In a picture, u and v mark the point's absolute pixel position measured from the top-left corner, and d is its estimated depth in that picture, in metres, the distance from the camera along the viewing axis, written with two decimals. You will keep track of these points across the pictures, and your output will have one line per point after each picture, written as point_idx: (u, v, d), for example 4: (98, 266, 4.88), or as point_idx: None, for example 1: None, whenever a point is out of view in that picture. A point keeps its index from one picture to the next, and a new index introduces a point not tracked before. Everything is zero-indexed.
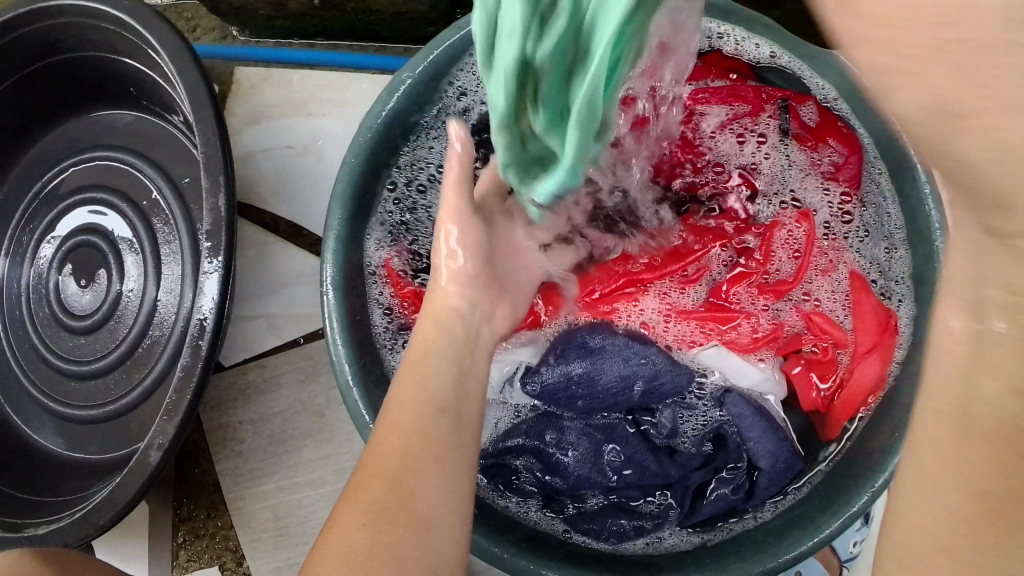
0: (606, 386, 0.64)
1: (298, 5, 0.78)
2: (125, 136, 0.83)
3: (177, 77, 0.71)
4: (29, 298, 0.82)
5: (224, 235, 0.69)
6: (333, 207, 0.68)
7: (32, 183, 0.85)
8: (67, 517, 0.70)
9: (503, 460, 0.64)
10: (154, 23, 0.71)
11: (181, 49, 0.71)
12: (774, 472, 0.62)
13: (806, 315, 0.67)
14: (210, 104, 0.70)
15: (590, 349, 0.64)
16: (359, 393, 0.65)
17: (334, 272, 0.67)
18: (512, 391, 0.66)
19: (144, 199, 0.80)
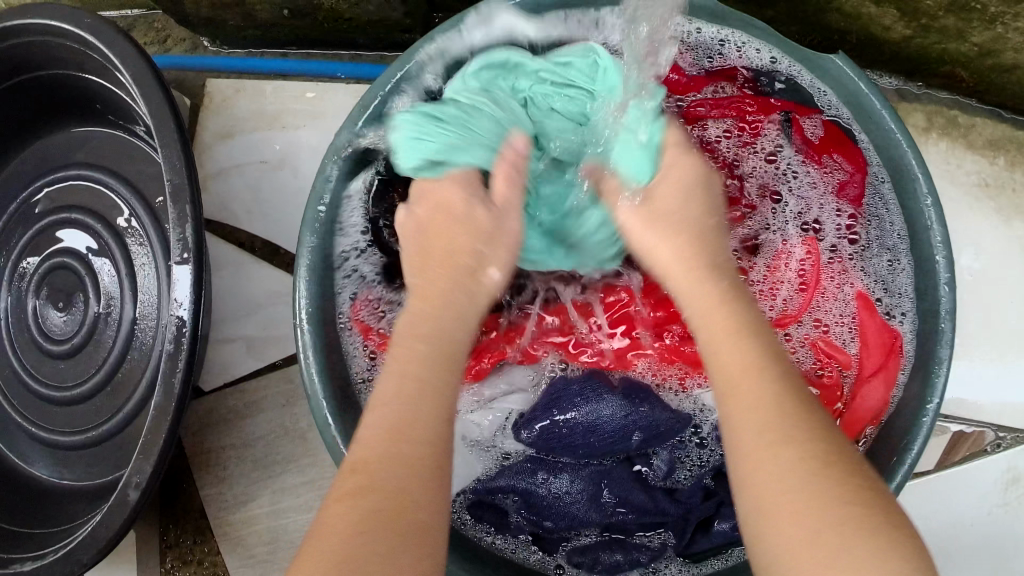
0: (604, 436, 0.61)
1: (268, 15, 0.75)
2: (97, 152, 0.81)
3: (141, 100, 0.68)
4: (8, 321, 0.81)
5: (195, 264, 0.67)
6: (304, 235, 0.65)
7: (5, 202, 0.83)
8: (52, 552, 0.69)
9: (489, 499, 0.62)
10: (116, 44, 0.68)
11: (144, 71, 0.68)
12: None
13: (810, 341, 0.65)
14: (176, 129, 0.68)
15: (586, 396, 0.62)
16: (336, 427, 0.63)
17: (308, 302, 0.65)
18: (504, 439, 0.63)
19: (118, 220, 0.79)
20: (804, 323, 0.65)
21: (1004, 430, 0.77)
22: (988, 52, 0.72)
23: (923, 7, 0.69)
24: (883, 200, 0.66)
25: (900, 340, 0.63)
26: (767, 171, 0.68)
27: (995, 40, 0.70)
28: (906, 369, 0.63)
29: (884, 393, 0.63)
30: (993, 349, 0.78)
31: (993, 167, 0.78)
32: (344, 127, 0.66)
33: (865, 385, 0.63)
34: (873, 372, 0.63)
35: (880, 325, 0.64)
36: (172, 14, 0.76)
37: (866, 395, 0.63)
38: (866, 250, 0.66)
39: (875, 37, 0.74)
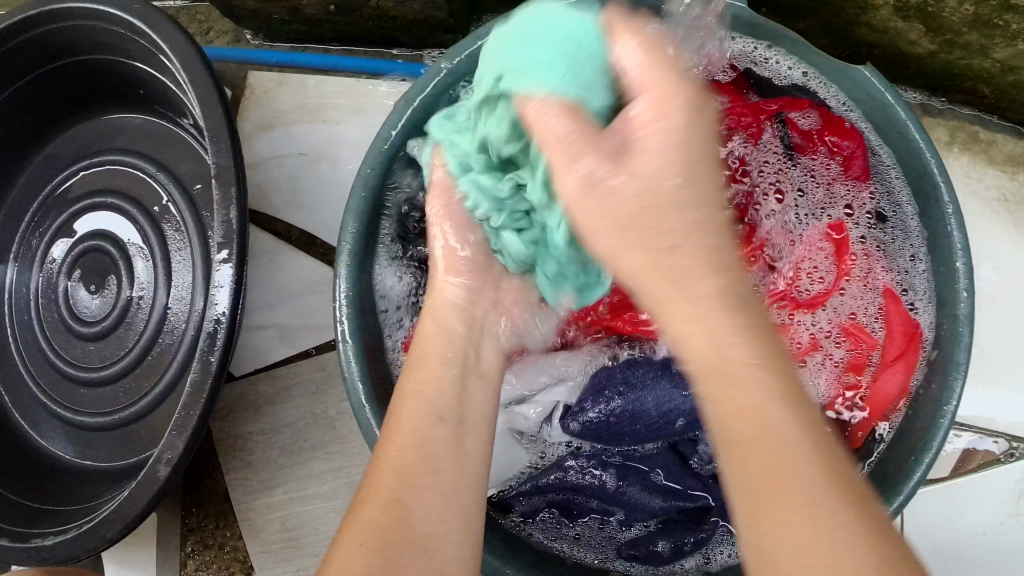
0: (649, 421, 0.61)
1: (313, 10, 0.77)
2: (136, 139, 0.82)
3: (188, 84, 0.69)
4: (38, 301, 0.81)
5: (237, 244, 0.68)
6: (347, 218, 0.66)
7: (41, 185, 0.84)
8: (74, 528, 0.69)
9: (525, 500, 0.63)
10: (167, 29, 0.70)
11: (193, 55, 0.70)
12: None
13: (839, 323, 0.68)
14: (223, 112, 0.69)
15: (631, 384, 0.62)
16: (370, 412, 0.64)
17: (348, 287, 0.66)
18: (550, 428, 0.64)
19: (155, 205, 0.80)
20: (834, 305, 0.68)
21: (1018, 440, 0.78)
22: (1010, 69, 0.74)
23: (950, 22, 0.71)
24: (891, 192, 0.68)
25: (924, 332, 0.64)
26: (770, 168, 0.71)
27: (1017, 57, 0.73)
28: (927, 357, 0.63)
29: (902, 381, 0.64)
30: (1010, 361, 0.80)
31: (1012, 183, 0.80)
32: (391, 119, 0.68)
33: (886, 370, 0.65)
34: (894, 359, 0.65)
35: (904, 314, 0.65)
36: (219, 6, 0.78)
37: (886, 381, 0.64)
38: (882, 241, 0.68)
39: (902, 51, 0.77)
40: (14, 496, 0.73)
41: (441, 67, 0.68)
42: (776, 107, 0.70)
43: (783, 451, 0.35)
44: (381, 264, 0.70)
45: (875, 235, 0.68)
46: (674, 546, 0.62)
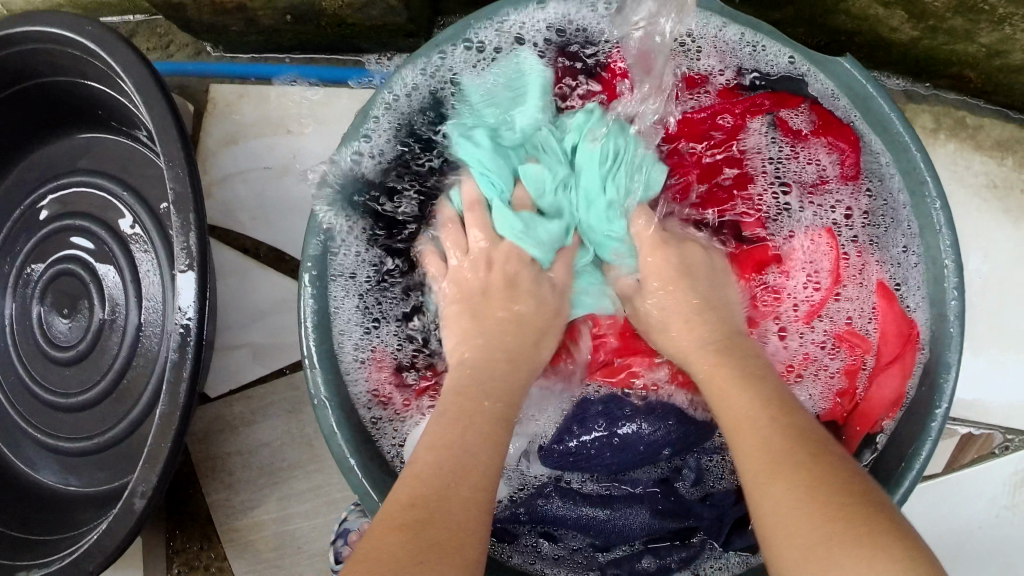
0: (635, 452, 0.65)
1: (271, 20, 0.75)
2: (101, 158, 0.81)
3: (143, 108, 0.68)
4: (13, 327, 0.81)
5: (198, 263, 0.67)
6: (309, 239, 0.64)
7: (10, 208, 0.83)
8: (58, 560, 0.69)
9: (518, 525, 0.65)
10: (119, 51, 0.68)
11: (147, 79, 0.68)
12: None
13: (834, 331, 0.67)
14: (179, 137, 0.68)
15: (610, 419, 0.65)
16: (340, 436, 0.63)
17: (314, 307, 0.64)
18: (530, 467, 0.66)
19: (123, 226, 0.78)
20: (827, 313, 0.67)
21: (1013, 433, 0.77)
22: (996, 53, 0.71)
23: (931, 8, 0.68)
24: (880, 178, 0.66)
25: (917, 331, 0.64)
26: (764, 164, 0.69)
27: (1003, 41, 0.69)
28: (923, 360, 0.63)
29: (899, 385, 0.63)
30: (1002, 353, 0.78)
31: (1001, 168, 0.77)
32: (349, 134, 0.65)
33: (881, 375, 0.64)
34: (888, 362, 0.64)
35: (897, 315, 0.64)
36: (176, 20, 0.76)
37: (881, 387, 0.64)
38: (874, 234, 0.67)
39: (883, 38, 0.74)
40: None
41: (398, 76, 0.65)
42: (768, 104, 0.68)
43: (783, 482, 0.43)
44: (336, 280, 0.67)
45: (868, 234, 0.67)
46: (659, 563, 0.63)
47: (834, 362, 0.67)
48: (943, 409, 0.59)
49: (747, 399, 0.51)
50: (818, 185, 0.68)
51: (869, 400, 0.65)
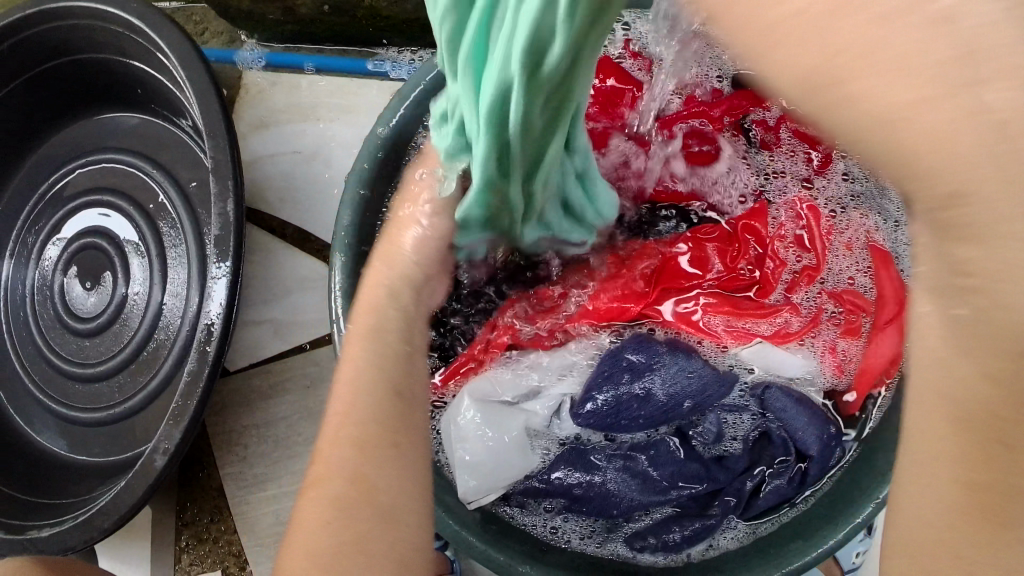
0: (658, 405, 0.62)
1: (308, 10, 0.79)
2: (131, 138, 0.83)
3: (186, 81, 0.71)
4: (33, 298, 0.82)
5: (232, 245, 0.69)
6: (343, 210, 0.68)
7: (38, 184, 0.84)
8: (71, 519, 0.69)
9: (533, 496, 0.63)
10: (164, 26, 0.71)
11: (190, 53, 0.70)
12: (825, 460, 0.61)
13: (834, 294, 0.66)
14: (219, 109, 0.70)
15: (636, 369, 0.62)
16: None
17: (342, 279, 0.67)
18: (559, 423, 0.64)
19: (150, 203, 0.80)
20: (825, 278, 0.67)
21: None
22: None
23: None
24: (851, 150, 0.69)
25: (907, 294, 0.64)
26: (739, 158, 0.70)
27: None
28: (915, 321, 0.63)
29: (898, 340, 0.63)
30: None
31: None
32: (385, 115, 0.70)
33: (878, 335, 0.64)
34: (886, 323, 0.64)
35: (894, 277, 0.65)
36: (215, 7, 0.79)
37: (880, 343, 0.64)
38: (852, 200, 0.69)
39: None
40: (10, 491, 0.73)
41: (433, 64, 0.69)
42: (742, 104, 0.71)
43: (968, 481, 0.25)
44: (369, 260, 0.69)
45: (844, 193, 0.69)
46: (685, 534, 0.60)
47: (832, 325, 0.65)
48: None
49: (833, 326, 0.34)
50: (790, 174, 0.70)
51: (867, 365, 0.64)
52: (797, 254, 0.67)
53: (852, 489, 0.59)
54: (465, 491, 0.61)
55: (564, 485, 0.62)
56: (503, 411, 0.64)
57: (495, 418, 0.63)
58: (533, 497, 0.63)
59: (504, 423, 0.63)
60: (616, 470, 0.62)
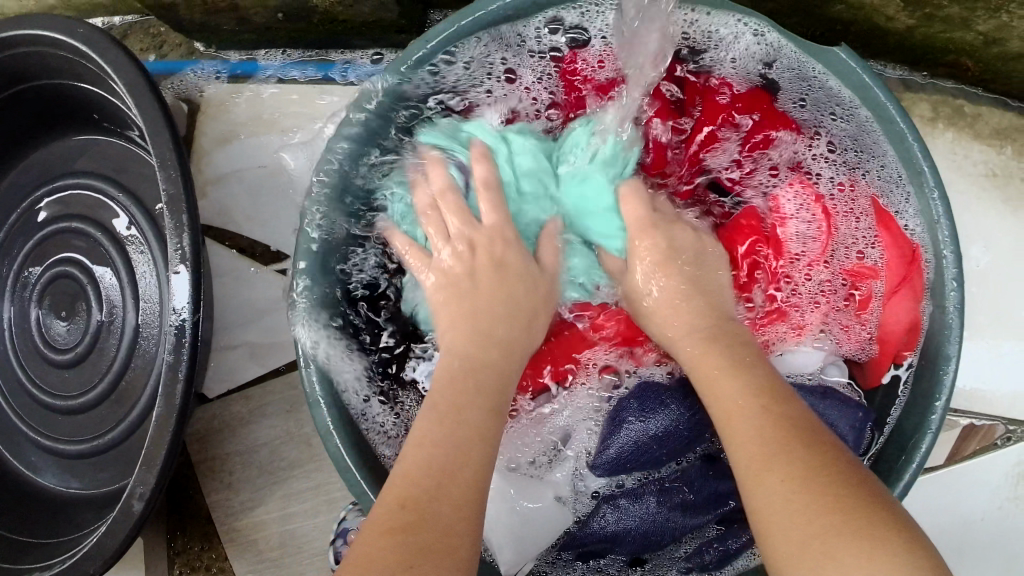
0: (680, 439, 0.63)
1: (263, 19, 0.75)
2: (95, 160, 0.80)
3: (137, 112, 0.67)
4: (11, 331, 0.80)
5: (192, 251, 0.67)
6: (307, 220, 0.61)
7: (6, 213, 0.82)
8: (59, 564, 0.69)
9: (578, 553, 0.64)
10: (111, 55, 0.67)
11: (139, 81, 0.67)
12: (859, 449, 0.61)
13: (846, 268, 0.65)
14: (172, 139, 0.67)
15: (647, 408, 0.63)
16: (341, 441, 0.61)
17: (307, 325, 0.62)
18: (587, 478, 0.66)
19: (117, 228, 0.78)
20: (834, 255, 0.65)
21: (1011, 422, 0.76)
22: (994, 41, 0.70)
23: None
24: (826, 112, 0.66)
25: (918, 250, 0.62)
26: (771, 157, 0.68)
27: (1001, 28, 0.68)
28: (930, 280, 0.61)
29: (911, 307, 0.62)
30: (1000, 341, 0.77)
31: (1000, 157, 0.76)
32: (337, 136, 0.62)
33: (893, 301, 0.63)
34: (896, 287, 0.63)
35: (899, 238, 0.63)
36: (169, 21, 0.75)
37: (894, 310, 0.63)
38: (852, 163, 0.66)
39: (879, 26, 0.73)
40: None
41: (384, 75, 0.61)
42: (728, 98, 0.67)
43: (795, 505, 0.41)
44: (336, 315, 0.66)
45: (852, 158, 0.66)
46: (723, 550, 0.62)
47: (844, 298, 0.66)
48: (943, 402, 0.58)
49: (752, 421, 0.46)
50: (804, 151, 0.67)
51: (887, 329, 0.63)
52: (803, 239, 0.65)
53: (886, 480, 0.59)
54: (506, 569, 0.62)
55: (606, 534, 0.63)
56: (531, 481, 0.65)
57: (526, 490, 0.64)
58: (577, 547, 0.64)
59: (535, 495, 0.64)
60: (645, 504, 0.63)
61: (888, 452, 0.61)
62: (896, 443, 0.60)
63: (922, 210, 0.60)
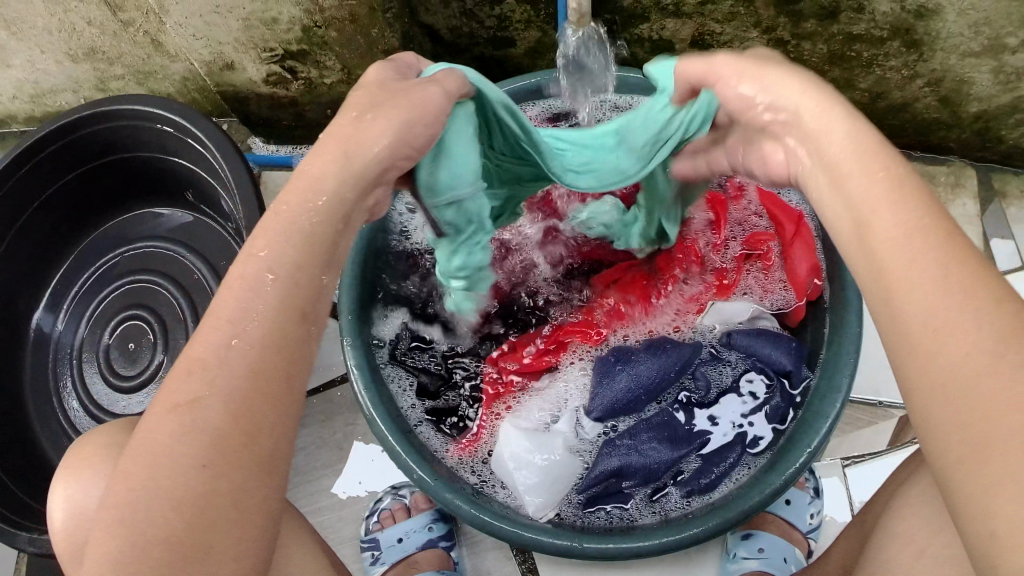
0: (657, 381, 0.69)
1: (314, 115, 0.85)
2: (175, 231, 0.93)
3: (222, 163, 0.73)
4: (81, 356, 0.91)
5: None
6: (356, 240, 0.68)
7: (87, 267, 0.94)
8: None
9: (590, 503, 0.67)
10: (203, 124, 0.75)
11: (225, 140, 0.74)
12: (802, 371, 0.68)
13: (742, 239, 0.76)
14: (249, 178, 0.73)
15: (620, 362, 0.70)
16: (398, 442, 0.64)
17: (349, 328, 0.66)
18: (582, 428, 0.70)
19: (186, 279, 0.89)
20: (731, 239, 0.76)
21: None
22: (879, 95, 0.83)
23: (811, 65, 0.80)
24: None
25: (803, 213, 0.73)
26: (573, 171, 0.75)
27: (880, 83, 0.81)
28: (816, 228, 0.72)
29: (808, 249, 0.70)
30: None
31: None
32: None
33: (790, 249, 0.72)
34: (793, 241, 0.72)
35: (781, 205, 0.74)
36: (238, 112, 0.87)
37: (795, 258, 0.71)
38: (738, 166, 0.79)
39: None
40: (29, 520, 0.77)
41: None
42: None
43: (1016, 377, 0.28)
44: (376, 312, 0.72)
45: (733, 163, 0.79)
46: (720, 471, 0.66)
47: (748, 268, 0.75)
48: (849, 375, 0.64)
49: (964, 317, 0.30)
50: None
51: (795, 272, 0.71)
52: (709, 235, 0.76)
53: (824, 378, 0.65)
54: (534, 508, 0.65)
55: (610, 471, 0.67)
56: (545, 437, 0.68)
57: (535, 441, 0.68)
58: (596, 493, 0.67)
59: (548, 446, 0.67)
60: (640, 441, 0.68)
61: (827, 359, 0.66)
62: (828, 347, 0.67)
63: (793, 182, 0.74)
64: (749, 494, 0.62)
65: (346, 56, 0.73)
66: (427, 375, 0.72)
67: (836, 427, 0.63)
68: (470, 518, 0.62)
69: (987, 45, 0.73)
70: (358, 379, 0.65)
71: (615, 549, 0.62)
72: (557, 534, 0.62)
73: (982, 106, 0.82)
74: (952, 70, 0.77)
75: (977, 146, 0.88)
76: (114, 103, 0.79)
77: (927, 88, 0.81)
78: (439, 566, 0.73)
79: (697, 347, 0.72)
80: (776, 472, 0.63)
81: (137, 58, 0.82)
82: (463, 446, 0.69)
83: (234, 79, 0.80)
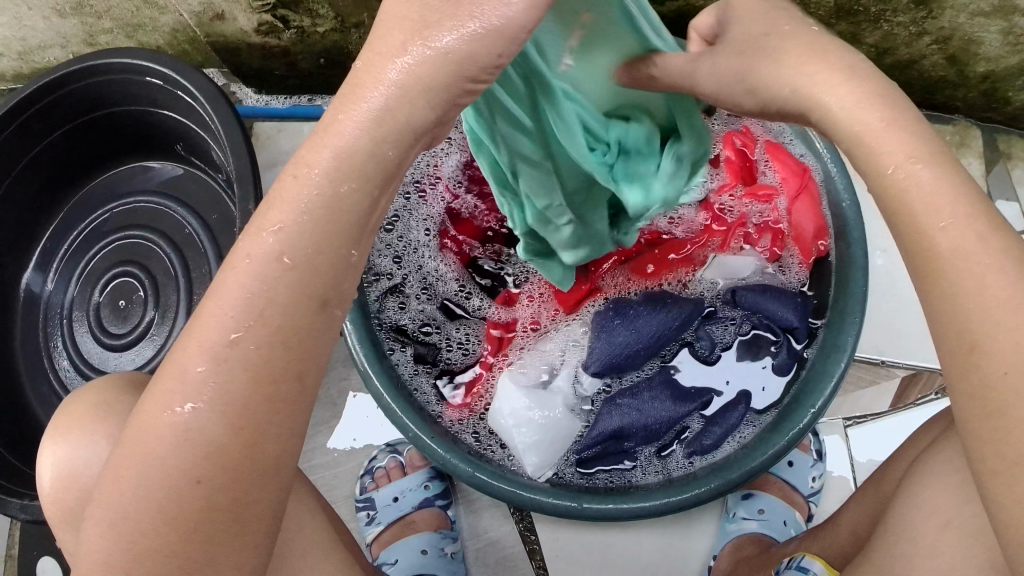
0: (658, 337, 0.67)
1: (307, 65, 0.84)
2: (165, 185, 0.90)
3: (214, 114, 0.71)
4: (70, 313, 0.89)
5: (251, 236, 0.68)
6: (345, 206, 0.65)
7: (75, 224, 0.91)
8: None
9: (592, 462, 0.66)
10: (192, 76, 0.73)
11: (214, 89, 0.72)
12: (808, 330, 0.66)
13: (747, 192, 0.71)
14: (239, 125, 0.71)
15: (622, 317, 0.67)
16: (396, 404, 0.62)
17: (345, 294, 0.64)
18: (580, 384, 0.69)
19: (178, 234, 0.87)
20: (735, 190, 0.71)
21: None
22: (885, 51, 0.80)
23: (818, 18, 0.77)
24: None
25: (810, 167, 0.69)
26: None
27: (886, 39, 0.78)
28: (824, 186, 0.68)
29: (814, 208, 0.68)
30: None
31: None
32: None
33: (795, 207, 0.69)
34: (797, 196, 0.69)
35: (788, 158, 0.70)
36: (230, 62, 0.85)
37: (800, 216, 0.68)
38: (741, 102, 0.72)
39: None
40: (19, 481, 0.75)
41: None
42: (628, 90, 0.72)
43: None
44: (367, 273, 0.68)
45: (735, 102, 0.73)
46: (723, 431, 0.65)
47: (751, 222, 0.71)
48: (855, 336, 0.62)
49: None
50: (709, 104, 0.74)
51: (798, 232, 0.69)
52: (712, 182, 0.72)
53: (829, 337, 0.64)
54: (534, 468, 0.64)
55: (611, 431, 0.65)
56: (545, 394, 0.66)
57: (534, 397, 0.66)
58: (596, 451, 0.66)
59: (548, 404, 0.66)
60: (641, 399, 0.66)
61: (831, 319, 0.65)
62: (834, 304, 0.66)
63: (800, 136, 0.69)
64: (754, 455, 0.61)
65: (340, 3, 0.71)
66: (419, 330, 0.69)
67: (842, 387, 0.62)
68: (466, 477, 0.61)
69: (998, 5, 0.71)
70: (358, 344, 0.63)
71: (615, 511, 0.60)
72: (560, 495, 0.61)
73: (990, 66, 0.80)
74: (961, 29, 0.75)
75: (984, 107, 0.86)
76: (100, 57, 0.77)
77: (935, 46, 0.78)
78: (436, 526, 0.73)
79: (700, 301, 0.69)
80: (780, 435, 0.61)
81: (125, 11, 0.80)
82: (456, 404, 0.67)
83: (225, 30, 0.78)
